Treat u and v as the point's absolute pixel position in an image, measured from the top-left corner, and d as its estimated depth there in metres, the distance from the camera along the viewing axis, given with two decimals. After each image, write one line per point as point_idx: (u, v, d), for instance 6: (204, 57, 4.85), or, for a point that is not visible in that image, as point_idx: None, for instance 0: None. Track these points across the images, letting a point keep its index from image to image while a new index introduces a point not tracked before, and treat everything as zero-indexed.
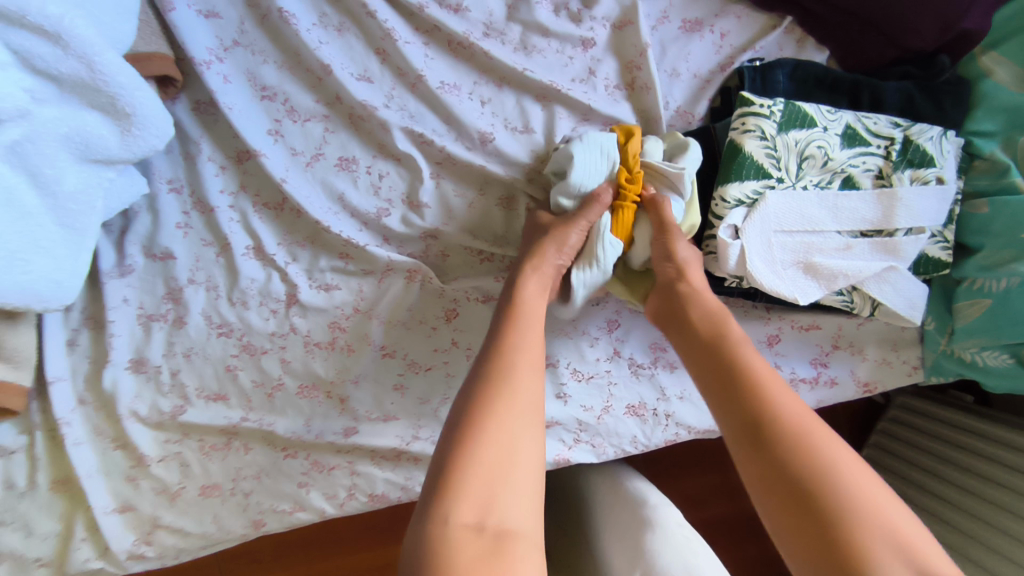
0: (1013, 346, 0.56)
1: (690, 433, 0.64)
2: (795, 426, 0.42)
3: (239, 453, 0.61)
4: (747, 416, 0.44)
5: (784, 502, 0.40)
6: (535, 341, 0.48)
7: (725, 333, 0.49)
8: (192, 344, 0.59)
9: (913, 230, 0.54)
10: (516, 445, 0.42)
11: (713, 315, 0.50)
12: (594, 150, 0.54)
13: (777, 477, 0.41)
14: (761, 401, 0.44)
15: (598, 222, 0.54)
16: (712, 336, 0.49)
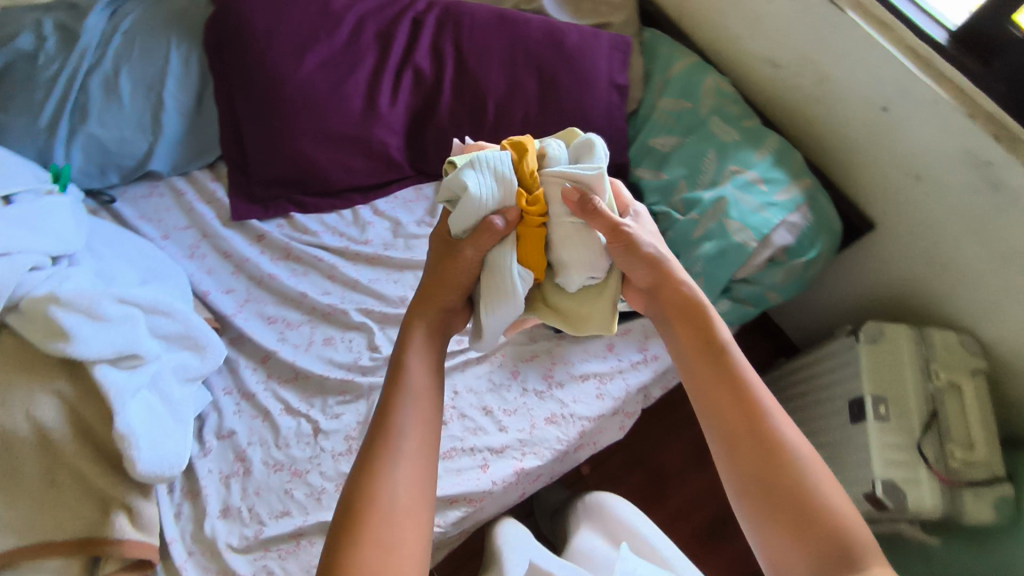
0: (725, 293, 0.98)
1: (593, 421, 0.97)
2: (761, 416, 0.56)
3: (307, 550, 0.85)
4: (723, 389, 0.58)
5: (755, 456, 0.54)
6: (424, 350, 0.64)
7: (694, 311, 0.64)
8: (259, 483, 0.88)
9: None
10: (398, 503, 0.52)
11: (695, 309, 0.64)
12: (484, 177, 0.65)
13: (744, 448, 0.55)
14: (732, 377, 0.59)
15: (508, 248, 0.67)
16: (694, 317, 0.64)
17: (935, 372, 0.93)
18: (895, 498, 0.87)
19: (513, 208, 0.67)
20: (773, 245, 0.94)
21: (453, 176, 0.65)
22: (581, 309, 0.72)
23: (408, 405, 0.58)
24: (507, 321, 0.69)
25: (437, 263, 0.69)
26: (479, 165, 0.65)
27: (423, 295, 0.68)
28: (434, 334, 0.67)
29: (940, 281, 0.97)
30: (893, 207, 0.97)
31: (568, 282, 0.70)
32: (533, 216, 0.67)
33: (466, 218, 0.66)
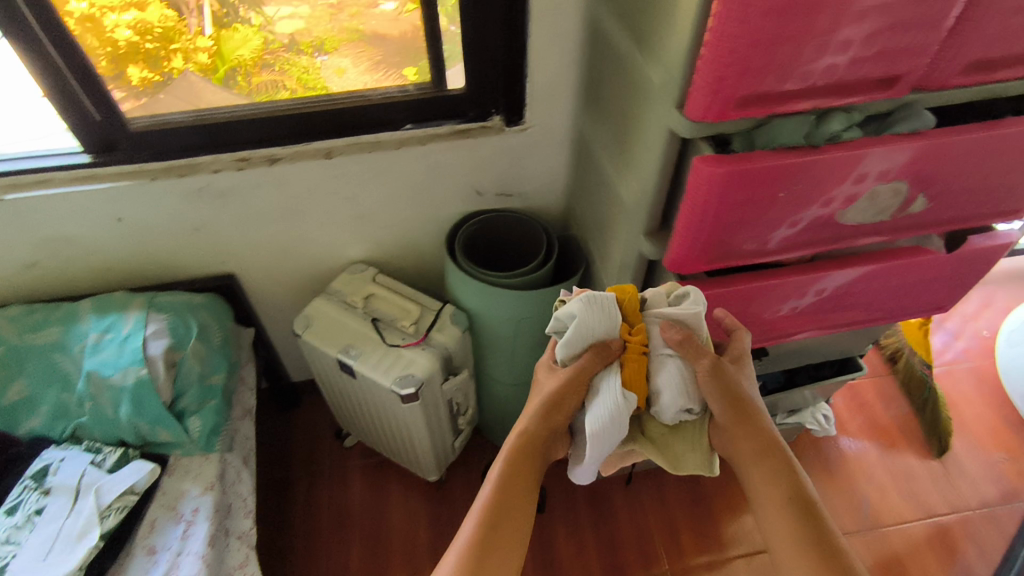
0: (183, 415, 1.01)
1: None
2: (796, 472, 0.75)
3: None
4: (797, 517, 0.71)
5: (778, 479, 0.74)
6: (521, 502, 0.75)
7: (742, 411, 0.75)
8: None
9: (83, 475, 0.94)
10: None
11: (754, 414, 0.76)
12: (592, 311, 0.73)
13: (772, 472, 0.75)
14: (788, 490, 0.73)
15: (610, 374, 0.74)
16: (745, 423, 0.75)
17: (352, 299, 1.14)
18: (409, 381, 1.05)
19: (619, 342, 0.75)
20: (156, 358, 0.98)
21: (563, 308, 0.74)
22: (662, 436, 0.78)
23: (510, 500, 0.74)
24: (609, 444, 0.72)
25: (551, 401, 0.77)
26: (587, 300, 0.72)
27: (534, 437, 0.77)
28: (530, 476, 0.77)
29: (295, 257, 1.19)
30: (220, 257, 1.15)
31: (659, 410, 0.74)
32: (636, 349, 0.74)
33: (576, 343, 0.74)
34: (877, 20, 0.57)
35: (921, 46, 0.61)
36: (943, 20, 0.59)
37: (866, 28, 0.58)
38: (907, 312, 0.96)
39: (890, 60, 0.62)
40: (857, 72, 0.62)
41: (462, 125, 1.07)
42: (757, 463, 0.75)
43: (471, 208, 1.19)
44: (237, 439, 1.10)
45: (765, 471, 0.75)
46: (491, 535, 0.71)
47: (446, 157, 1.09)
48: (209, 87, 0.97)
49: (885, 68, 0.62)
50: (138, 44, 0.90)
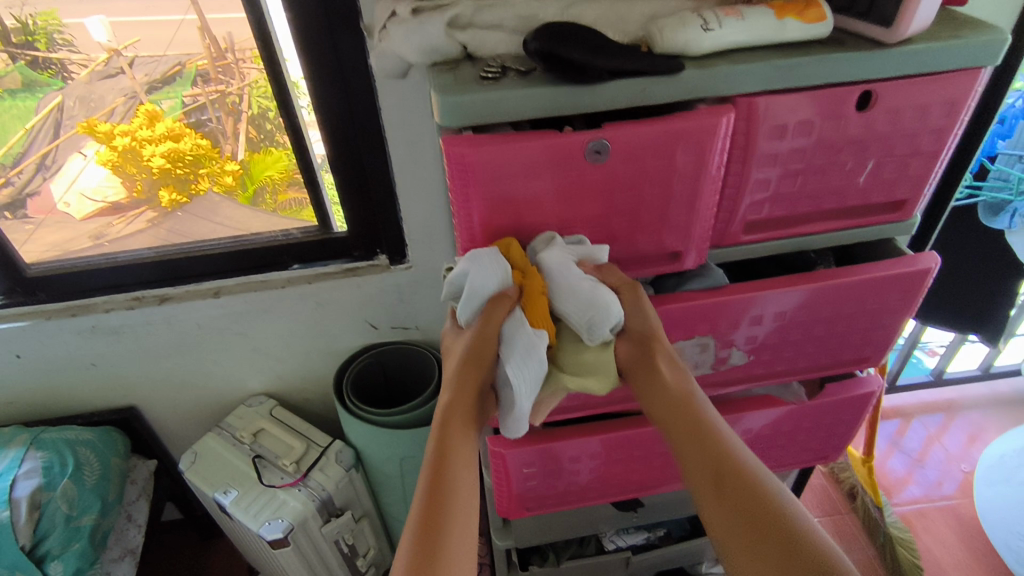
0: (44, 559, 0.98)
1: None
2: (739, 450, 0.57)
3: None
4: (715, 454, 0.56)
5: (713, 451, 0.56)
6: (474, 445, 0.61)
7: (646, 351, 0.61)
8: None
9: None
10: None
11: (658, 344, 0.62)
12: (481, 268, 0.57)
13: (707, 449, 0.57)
14: (713, 429, 0.58)
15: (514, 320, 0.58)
16: (648, 353, 0.61)
17: (240, 434, 1.13)
18: (278, 525, 1.01)
19: (520, 288, 0.60)
20: (20, 499, 0.97)
21: (454, 270, 0.59)
22: (587, 367, 0.60)
23: (461, 443, 0.60)
24: (535, 387, 0.58)
25: (470, 348, 0.60)
26: (472, 257, 0.58)
27: (464, 376, 0.60)
28: (465, 443, 0.60)
29: (196, 389, 1.20)
30: (121, 390, 1.17)
31: (586, 337, 0.59)
32: (541, 287, 0.59)
33: (475, 302, 0.59)
34: (621, 197, 0.59)
35: (683, 219, 0.62)
36: (695, 196, 0.60)
37: (613, 206, 0.60)
38: (783, 460, 0.90)
39: (654, 231, 0.63)
40: (624, 244, 0.63)
41: (349, 263, 1.10)
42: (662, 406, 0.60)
43: (369, 341, 1.19)
44: None
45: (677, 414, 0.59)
46: (431, 514, 0.54)
47: (333, 295, 1.11)
48: (234, 205, 1.05)
49: (653, 239, 0.63)
50: (170, 170, 1.01)
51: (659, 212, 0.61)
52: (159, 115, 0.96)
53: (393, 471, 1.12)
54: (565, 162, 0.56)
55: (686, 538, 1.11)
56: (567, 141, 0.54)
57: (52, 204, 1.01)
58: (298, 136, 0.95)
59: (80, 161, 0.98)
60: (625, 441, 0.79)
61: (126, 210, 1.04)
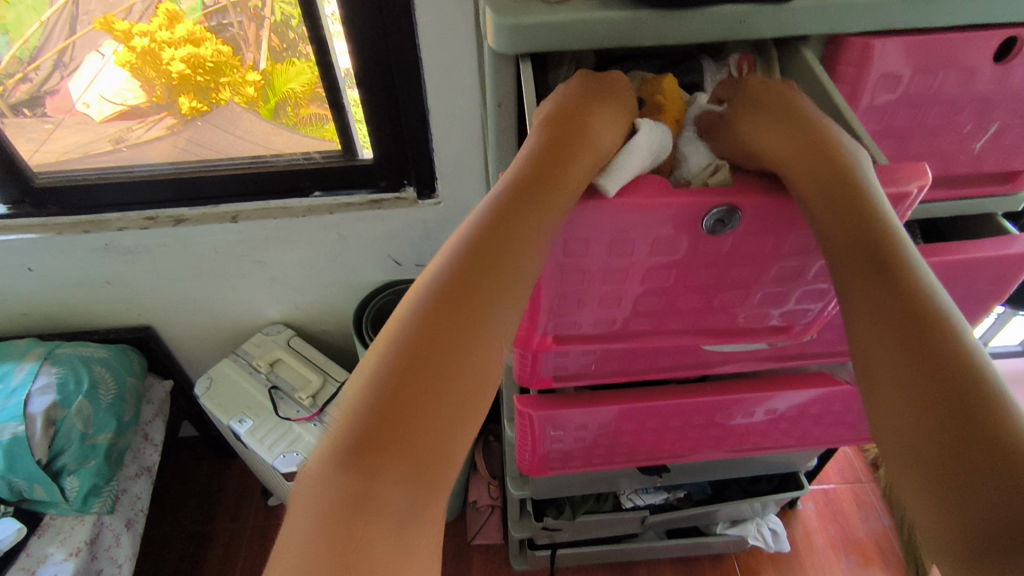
0: (62, 474, 0.98)
1: None
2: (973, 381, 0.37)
3: None
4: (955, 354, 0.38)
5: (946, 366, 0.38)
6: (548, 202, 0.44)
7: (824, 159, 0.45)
8: None
9: None
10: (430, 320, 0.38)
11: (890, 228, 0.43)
12: None
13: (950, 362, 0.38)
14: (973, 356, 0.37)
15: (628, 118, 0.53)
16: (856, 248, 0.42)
17: (257, 363, 1.11)
18: (293, 459, 0.99)
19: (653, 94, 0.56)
20: (35, 414, 0.97)
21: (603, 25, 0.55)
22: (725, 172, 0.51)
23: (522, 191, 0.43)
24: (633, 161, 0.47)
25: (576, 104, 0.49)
26: None
27: (463, 281, 0.39)
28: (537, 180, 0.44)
29: (213, 314, 1.17)
30: (136, 311, 1.14)
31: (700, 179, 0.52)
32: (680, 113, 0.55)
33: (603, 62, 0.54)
34: (754, 258, 0.50)
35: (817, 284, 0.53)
36: None
37: (734, 271, 0.51)
38: (823, 436, 0.85)
39: (780, 291, 0.54)
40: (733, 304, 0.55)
41: (374, 196, 1.03)
42: (873, 331, 0.40)
43: (391, 277, 1.14)
44: (124, 500, 1.06)
45: (887, 344, 0.39)
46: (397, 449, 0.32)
47: (356, 227, 1.04)
48: (256, 119, 0.95)
49: (776, 296, 0.55)
50: (190, 77, 0.89)
51: (800, 272, 0.52)
52: (180, 16, 0.84)
53: None
54: (685, 230, 0.46)
55: (706, 502, 1.09)
56: (692, 207, 0.45)
57: (70, 104, 0.91)
58: (323, 50, 0.86)
59: (97, 60, 0.87)
60: (662, 411, 0.74)
61: (145, 115, 0.93)
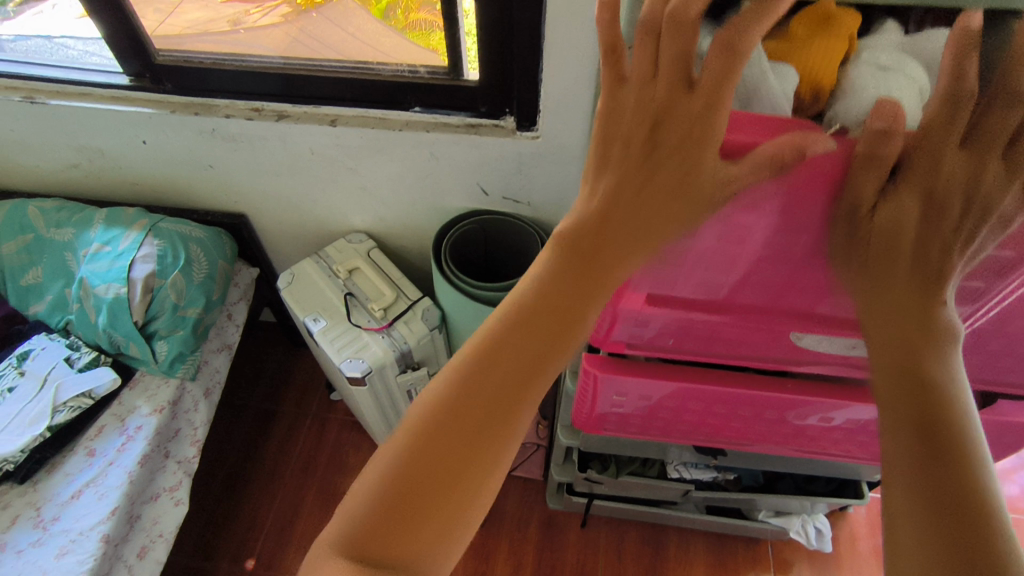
0: (154, 338, 1.07)
1: (109, 521, 0.95)
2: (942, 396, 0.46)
3: None
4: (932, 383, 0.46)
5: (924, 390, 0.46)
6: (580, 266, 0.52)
7: (898, 246, 0.49)
8: None
9: (52, 367, 1.04)
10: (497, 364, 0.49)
11: (942, 331, 0.48)
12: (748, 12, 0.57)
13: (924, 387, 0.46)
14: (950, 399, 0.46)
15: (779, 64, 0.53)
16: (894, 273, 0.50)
17: (337, 268, 1.15)
18: (357, 365, 1.03)
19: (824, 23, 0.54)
20: (135, 280, 1.04)
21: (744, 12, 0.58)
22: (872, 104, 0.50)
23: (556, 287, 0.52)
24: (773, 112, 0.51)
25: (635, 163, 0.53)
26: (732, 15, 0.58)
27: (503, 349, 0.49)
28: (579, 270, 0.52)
29: (303, 212, 1.20)
30: (233, 197, 1.19)
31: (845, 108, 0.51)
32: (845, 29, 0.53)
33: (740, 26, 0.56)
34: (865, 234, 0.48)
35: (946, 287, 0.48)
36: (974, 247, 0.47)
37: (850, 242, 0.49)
38: None
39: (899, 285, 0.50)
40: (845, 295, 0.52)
41: (472, 119, 1.00)
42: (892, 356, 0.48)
43: (477, 205, 1.12)
44: (205, 371, 1.15)
45: (896, 434, 0.46)
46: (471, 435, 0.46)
47: (450, 149, 1.02)
48: (367, 17, 0.93)
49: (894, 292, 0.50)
50: None
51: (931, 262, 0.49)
52: None
53: None
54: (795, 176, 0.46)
55: (755, 488, 1.05)
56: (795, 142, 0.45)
57: None
58: None
59: None
60: (735, 398, 0.71)
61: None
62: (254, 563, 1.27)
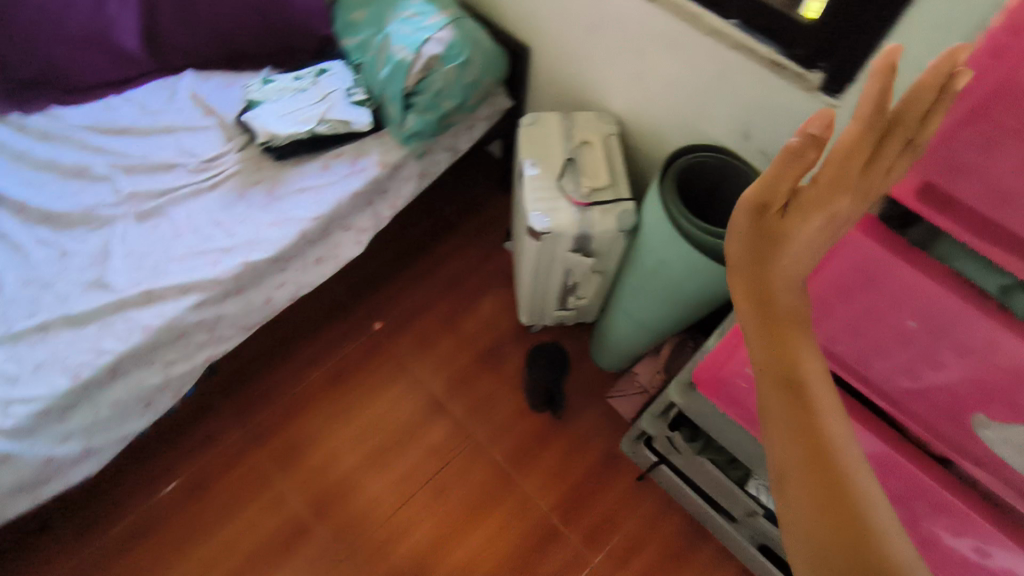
0: (409, 109, 1.22)
1: (311, 222, 1.17)
2: (828, 466, 0.47)
3: (52, 338, 1.02)
4: (818, 465, 0.47)
5: (817, 477, 0.47)
6: None
7: (806, 340, 0.51)
8: (11, 295, 1.05)
9: (335, 90, 1.24)
10: None
11: (812, 398, 0.49)
12: None
13: (814, 473, 0.47)
14: (840, 470, 0.46)
15: None
16: (773, 363, 0.51)
17: (574, 134, 1.20)
18: (542, 220, 1.09)
19: None
20: (423, 55, 1.18)
21: None
22: None
23: None
24: None
25: None
26: None
27: None
28: None
29: (576, 70, 1.25)
30: (529, 28, 1.27)
31: None
32: None
33: None
34: None
35: None
36: None
37: None
38: None
39: None
40: None
41: (781, 57, 0.92)
42: (785, 442, 0.49)
43: (730, 144, 1.08)
44: (429, 157, 1.32)
45: (793, 477, 0.48)
46: None
47: (739, 76, 0.98)
48: None
49: None
50: None
51: None
52: None
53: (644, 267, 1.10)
54: None
55: None
56: None
57: None
58: None
59: None
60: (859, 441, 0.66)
61: None
62: (380, 326, 1.49)
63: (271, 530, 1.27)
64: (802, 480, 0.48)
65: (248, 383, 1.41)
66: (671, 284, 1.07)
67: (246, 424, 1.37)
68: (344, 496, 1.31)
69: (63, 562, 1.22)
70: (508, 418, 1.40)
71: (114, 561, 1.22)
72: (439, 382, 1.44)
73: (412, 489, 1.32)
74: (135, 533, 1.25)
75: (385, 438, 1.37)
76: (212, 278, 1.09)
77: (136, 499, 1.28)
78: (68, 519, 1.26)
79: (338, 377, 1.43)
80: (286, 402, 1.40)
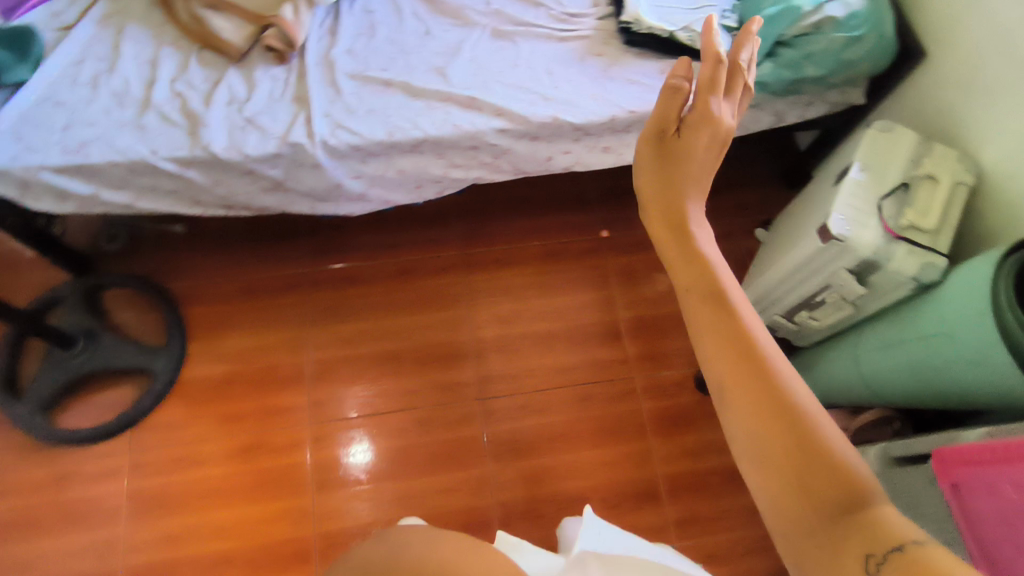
0: (771, 57, 1.17)
1: (626, 112, 1.19)
2: (776, 388, 0.49)
3: (389, 94, 1.17)
4: (765, 383, 0.49)
5: (762, 400, 0.49)
6: None
7: (729, 312, 0.52)
8: (377, 45, 1.21)
9: (714, 6, 1.23)
10: None
11: (742, 323, 0.52)
12: None
13: (765, 400, 0.49)
14: (781, 383, 0.49)
15: None
16: (706, 292, 0.54)
17: (923, 163, 1.07)
18: (841, 226, 1.01)
19: None
20: (821, 12, 1.11)
21: None
22: None
23: None
24: None
25: None
26: None
27: None
28: None
29: (964, 106, 1.11)
30: (942, 38, 1.14)
31: None
32: None
33: None
34: None
35: None
36: None
37: None
38: None
39: None
40: None
41: None
42: (725, 368, 0.51)
43: None
44: (753, 113, 1.25)
45: (741, 410, 0.50)
46: None
47: None
48: None
49: None
50: None
51: None
52: None
53: (914, 332, 0.97)
54: None
55: None
56: None
57: None
58: None
59: None
60: None
61: None
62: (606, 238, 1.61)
63: (439, 343, 1.47)
64: (746, 417, 0.49)
65: (482, 224, 1.61)
66: (936, 367, 0.92)
67: (466, 252, 1.58)
68: (503, 354, 1.47)
69: (293, 267, 1.51)
70: (670, 382, 1.46)
71: (328, 290, 1.49)
72: (628, 314, 1.53)
73: (559, 383, 1.44)
74: (354, 279, 1.51)
75: (562, 329, 1.51)
76: (526, 116, 1.16)
77: (359, 256, 1.53)
78: (310, 241, 1.54)
79: (549, 260, 1.59)
80: (499, 253, 1.58)
